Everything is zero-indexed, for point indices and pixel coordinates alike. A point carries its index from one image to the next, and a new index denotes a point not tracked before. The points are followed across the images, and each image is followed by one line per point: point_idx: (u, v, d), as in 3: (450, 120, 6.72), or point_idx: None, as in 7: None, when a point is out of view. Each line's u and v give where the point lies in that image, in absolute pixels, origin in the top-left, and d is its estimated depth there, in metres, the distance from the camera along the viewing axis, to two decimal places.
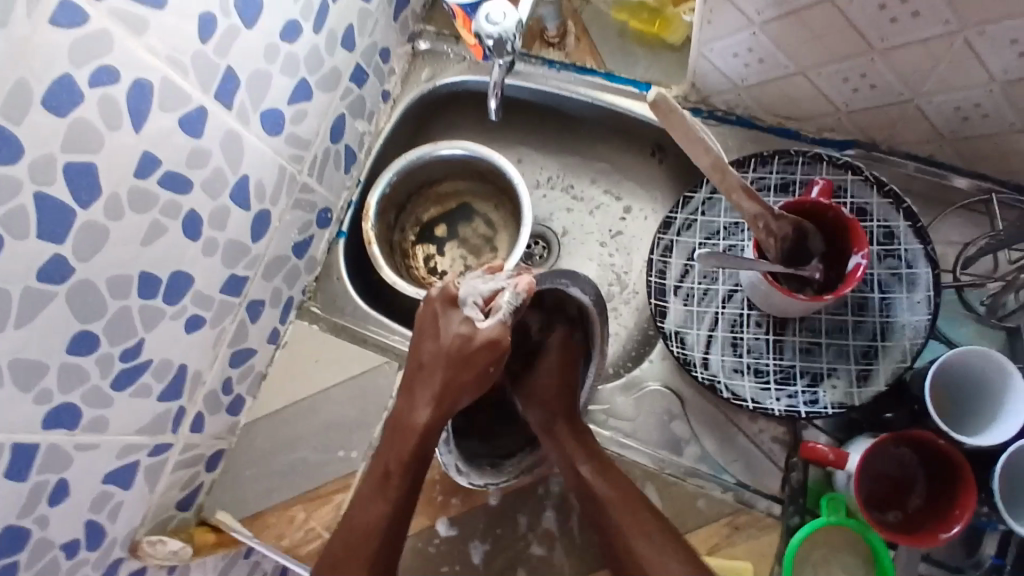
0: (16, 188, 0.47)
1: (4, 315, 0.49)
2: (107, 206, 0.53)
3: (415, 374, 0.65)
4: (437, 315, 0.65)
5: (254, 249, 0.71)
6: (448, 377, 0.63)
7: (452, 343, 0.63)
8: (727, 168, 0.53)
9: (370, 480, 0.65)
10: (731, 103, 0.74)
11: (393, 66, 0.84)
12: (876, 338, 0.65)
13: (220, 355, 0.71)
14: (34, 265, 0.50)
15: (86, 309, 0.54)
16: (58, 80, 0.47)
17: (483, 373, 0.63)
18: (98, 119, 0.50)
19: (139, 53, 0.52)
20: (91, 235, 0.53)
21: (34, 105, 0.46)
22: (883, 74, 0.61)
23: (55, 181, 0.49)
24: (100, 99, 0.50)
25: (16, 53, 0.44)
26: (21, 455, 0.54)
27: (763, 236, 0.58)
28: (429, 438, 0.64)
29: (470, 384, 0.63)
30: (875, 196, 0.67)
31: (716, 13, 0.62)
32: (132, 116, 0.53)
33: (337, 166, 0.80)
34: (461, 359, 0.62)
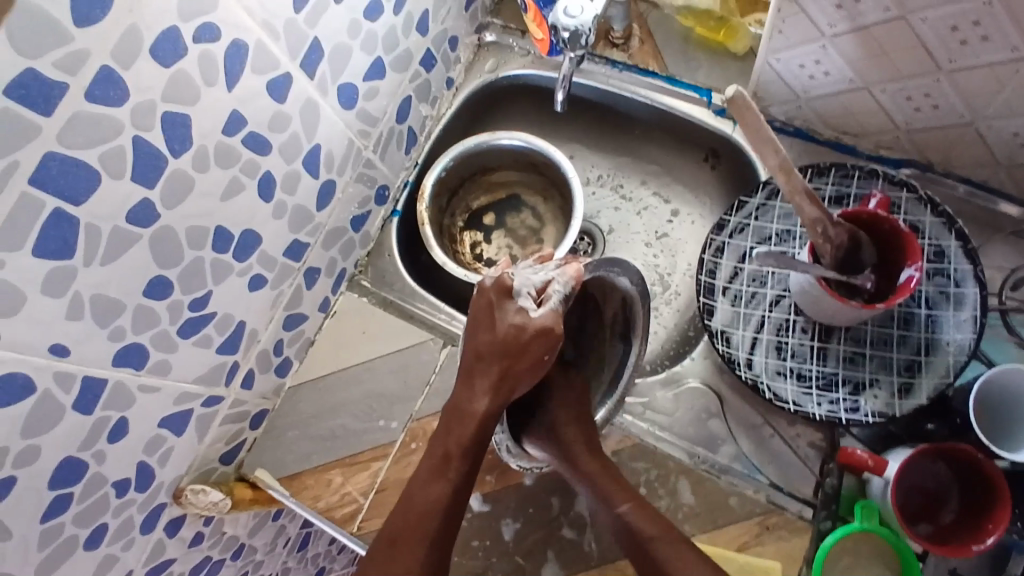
0: (118, 130, 0.49)
1: (93, 249, 0.51)
2: (195, 158, 0.56)
3: (471, 364, 0.66)
4: (493, 306, 0.66)
5: (317, 217, 0.73)
6: (505, 367, 0.65)
7: (507, 332, 0.64)
8: (792, 170, 0.54)
9: (428, 464, 0.65)
10: (790, 114, 0.76)
11: (459, 55, 0.87)
12: (920, 353, 0.66)
13: (275, 317, 0.74)
14: (125, 205, 0.52)
15: (164, 255, 0.57)
16: (166, 32, 0.50)
17: (537, 360, 0.65)
18: (196, 73, 0.53)
19: (239, 15, 0.54)
20: (178, 183, 0.55)
21: (143, 53, 0.49)
22: (948, 96, 0.62)
23: (153, 128, 0.52)
24: (200, 55, 0.53)
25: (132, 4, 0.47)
26: (90, 388, 0.56)
27: (819, 241, 0.59)
28: (486, 426, 0.66)
29: (523, 373, 0.65)
30: (929, 215, 0.68)
31: (788, 23, 0.63)
32: (226, 75, 0.55)
33: (399, 146, 0.83)
34: (516, 348, 0.64)
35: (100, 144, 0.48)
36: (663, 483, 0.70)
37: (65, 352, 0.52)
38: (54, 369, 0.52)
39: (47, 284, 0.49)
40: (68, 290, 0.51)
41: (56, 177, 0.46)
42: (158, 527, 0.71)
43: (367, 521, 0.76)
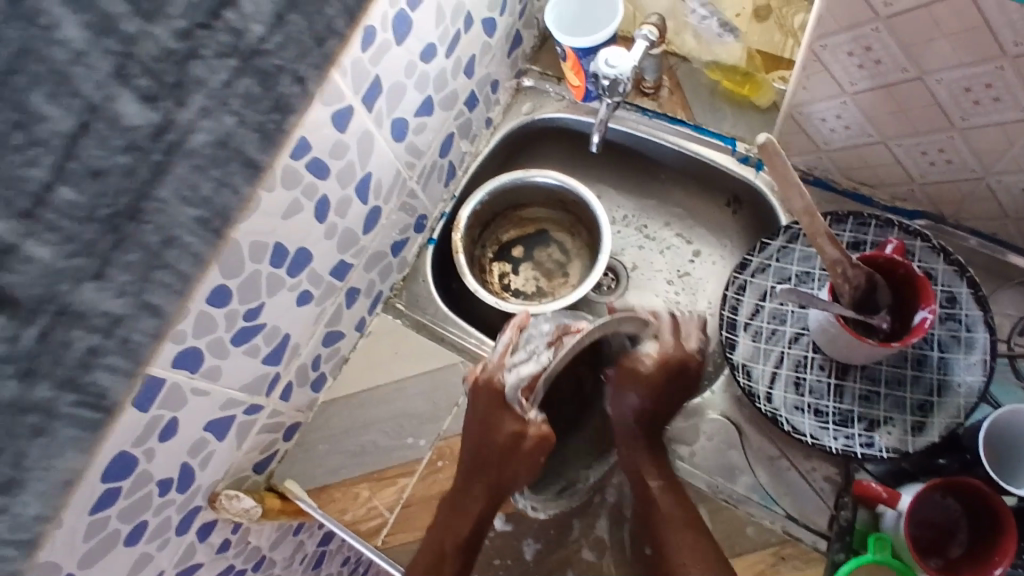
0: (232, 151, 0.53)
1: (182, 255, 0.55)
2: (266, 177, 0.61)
3: (471, 466, 0.71)
4: (494, 410, 0.69)
5: (363, 240, 0.78)
6: (501, 471, 0.69)
7: (506, 440, 0.68)
8: (816, 213, 0.58)
9: (424, 559, 0.70)
10: (811, 164, 0.80)
11: (499, 98, 0.92)
12: (932, 393, 0.69)
13: (317, 332, 0.78)
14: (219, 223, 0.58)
15: (229, 266, 0.61)
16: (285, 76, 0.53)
17: (533, 464, 0.68)
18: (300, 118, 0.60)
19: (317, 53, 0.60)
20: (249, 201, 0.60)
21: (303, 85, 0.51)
22: (960, 151, 0.67)
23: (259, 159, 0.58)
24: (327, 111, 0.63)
25: None
26: (150, 387, 0.59)
27: (838, 280, 0.63)
28: (481, 524, 0.71)
29: (517, 472, 0.69)
30: (941, 263, 0.72)
31: (812, 79, 0.68)
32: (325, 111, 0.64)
33: (439, 179, 0.88)
34: (517, 453, 0.68)
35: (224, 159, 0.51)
36: None
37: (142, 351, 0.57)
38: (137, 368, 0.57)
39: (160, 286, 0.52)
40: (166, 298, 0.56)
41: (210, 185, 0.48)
42: (192, 529, 0.74)
43: (391, 535, 0.79)
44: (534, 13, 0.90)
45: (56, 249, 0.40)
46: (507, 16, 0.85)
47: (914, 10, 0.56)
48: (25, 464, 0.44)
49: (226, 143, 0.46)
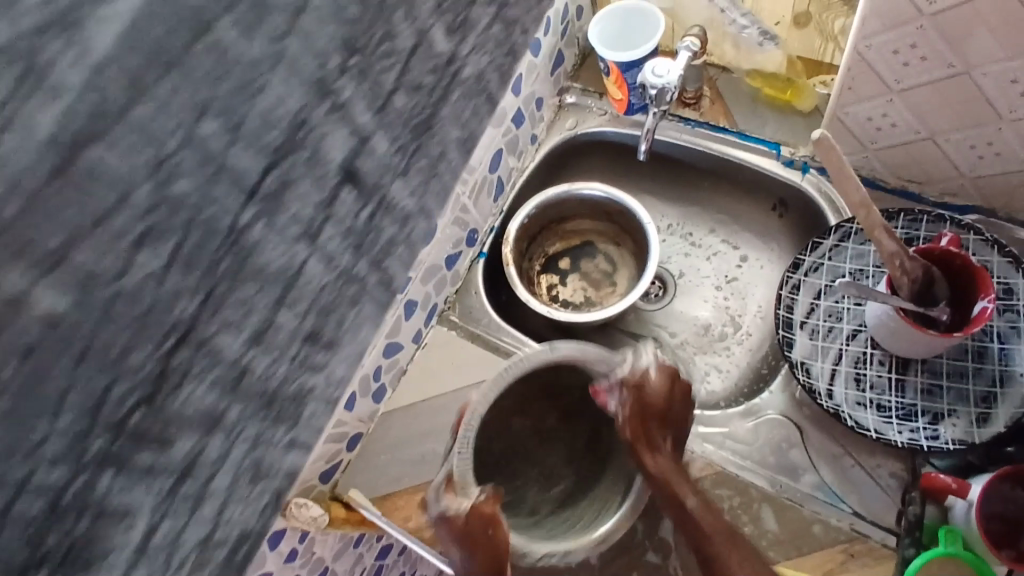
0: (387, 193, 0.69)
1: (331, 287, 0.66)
2: None
3: (446, 548, 0.65)
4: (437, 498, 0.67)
5: (421, 254, 0.81)
6: (476, 544, 0.63)
7: (456, 520, 0.64)
8: (871, 206, 0.59)
9: None
10: (858, 164, 0.81)
11: (544, 115, 0.95)
12: (995, 384, 0.68)
13: (378, 343, 0.80)
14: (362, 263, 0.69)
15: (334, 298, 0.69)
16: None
17: (490, 539, 0.63)
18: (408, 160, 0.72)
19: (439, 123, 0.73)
20: None
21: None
22: (1010, 143, 0.68)
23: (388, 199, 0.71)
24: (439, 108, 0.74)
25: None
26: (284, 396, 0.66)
27: (896, 273, 0.63)
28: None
29: (484, 543, 0.63)
30: (996, 255, 0.72)
31: (857, 79, 0.70)
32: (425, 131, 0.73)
33: (489, 194, 0.91)
34: (472, 526, 0.63)
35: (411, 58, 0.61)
36: (747, 511, 0.71)
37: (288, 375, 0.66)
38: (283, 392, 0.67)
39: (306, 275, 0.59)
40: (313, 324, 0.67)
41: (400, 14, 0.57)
42: (264, 537, 0.74)
43: None
44: (575, 33, 0.94)
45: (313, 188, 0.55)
46: (550, 36, 0.88)
47: (959, 5, 0.58)
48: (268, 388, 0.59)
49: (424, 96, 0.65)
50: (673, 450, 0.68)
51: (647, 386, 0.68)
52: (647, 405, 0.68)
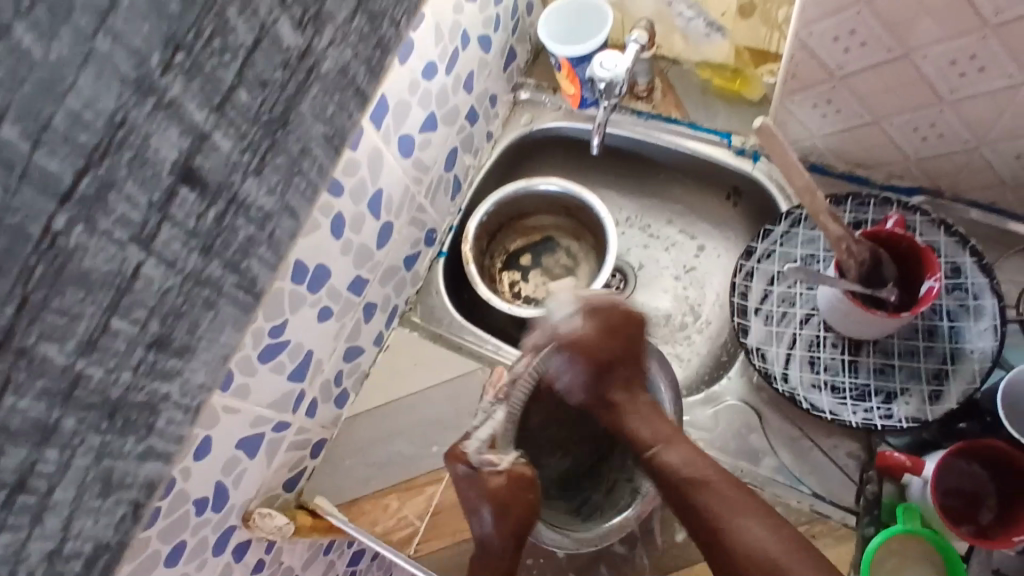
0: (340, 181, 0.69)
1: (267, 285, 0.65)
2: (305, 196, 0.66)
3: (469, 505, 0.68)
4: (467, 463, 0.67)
5: (377, 256, 0.80)
6: (510, 510, 0.66)
7: (495, 484, 0.66)
8: (815, 192, 0.61)
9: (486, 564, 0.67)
10: (807, 151, 0.83)
11: (498, 112, 0.95)
12: (946, 362, 0.70)
13: (338, 348, 0.79)
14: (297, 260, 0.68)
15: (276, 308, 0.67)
16: None
17: (527, 505, 0.66)
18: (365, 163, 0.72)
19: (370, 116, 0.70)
20: (310, 229, 0.68)
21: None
22: (951, 125, 0.69)
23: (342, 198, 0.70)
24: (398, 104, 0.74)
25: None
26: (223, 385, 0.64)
27: (844, 256, 0.65)
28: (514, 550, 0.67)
29: (520, 508, 0.66)
30: (943, 235, 0.74)
31: (800, 68, 0.71)
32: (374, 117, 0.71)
33: (446, 193, 0.90)
34: (512, 499, 0.66)
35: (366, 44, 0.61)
36: None
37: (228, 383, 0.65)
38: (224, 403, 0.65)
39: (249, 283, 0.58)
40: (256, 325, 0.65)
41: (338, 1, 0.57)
42: (228, 549, 0.73)
43: (423, 543, 0.81)
44: (526, 28, 0.94)
45: (233, 143, 0.50)
46: (501, 32, 0.88)
47: None
48: (199, 331, 0.54)
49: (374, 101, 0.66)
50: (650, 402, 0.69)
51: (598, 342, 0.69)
52: (611, 352, 0.69)
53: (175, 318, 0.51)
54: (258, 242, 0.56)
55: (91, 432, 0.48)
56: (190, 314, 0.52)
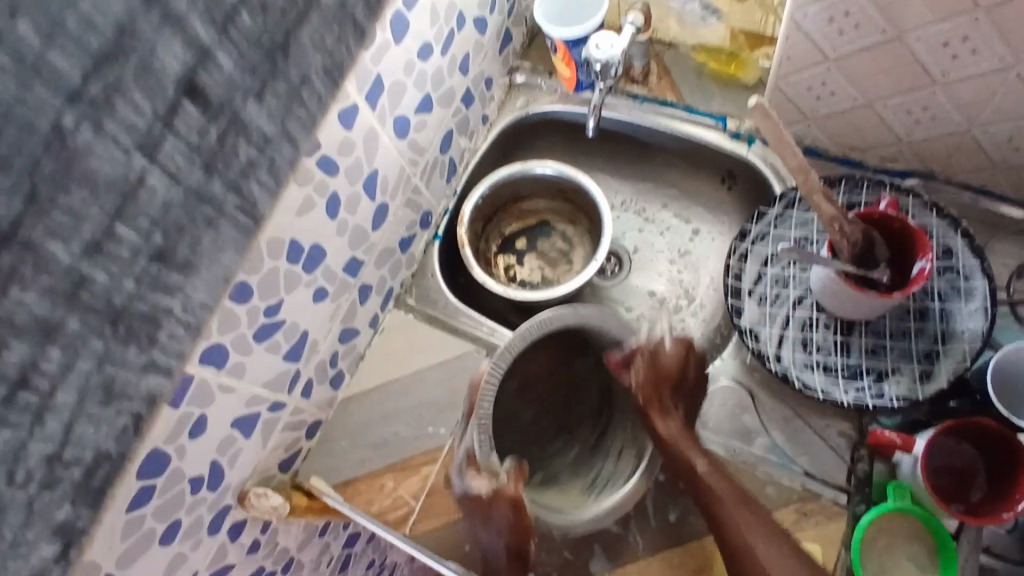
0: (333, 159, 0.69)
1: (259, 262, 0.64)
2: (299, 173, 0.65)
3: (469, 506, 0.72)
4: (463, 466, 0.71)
5: (372, 237, 0.80)
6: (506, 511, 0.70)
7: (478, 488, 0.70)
8: (809, 171, 0.61)
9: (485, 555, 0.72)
10: (801, 134, 0.83)
11: (494, 95, 0.95)
12: (937, 342, 0.71)
13: (334, 329, 0.80)
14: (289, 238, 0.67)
15: (270, 286, 0.67)
16: None
17: (517, 511, 0.69)
18: (361, 143, 0.72)
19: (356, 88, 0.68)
20: (306, 208, 0.68)
21: None
22: (943, 107, 0.70)
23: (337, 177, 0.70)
24: (393, 85, 0.74)
25: None
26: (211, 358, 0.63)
27: (837, 237, 0.65)
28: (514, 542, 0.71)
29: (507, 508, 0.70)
30: (934, 218, 0.75)
31: (795, 49, 0.72)
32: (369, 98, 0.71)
33: (441, 176, 0.90)
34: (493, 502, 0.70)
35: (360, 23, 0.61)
36: None
37: (223, 360, 0.65)
38: (219, 381, 0.65)
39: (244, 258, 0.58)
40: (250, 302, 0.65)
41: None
42: (223, 529, 0.74)
43: (419, 523, 0.81)
44: (521, 11, 0.93)
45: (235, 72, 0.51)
46: (496, 14, 0.88)
47: None
48: (201, 248, 0.54)
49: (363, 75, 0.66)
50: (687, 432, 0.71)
51: (664, 364, 0.73)
52: (669, 379, 0.73)
53: (178, 232, 0.52)
54: (259, 166, 0.56)
55: (88, 345, 0.48)
56: (191, 230, 0.52)
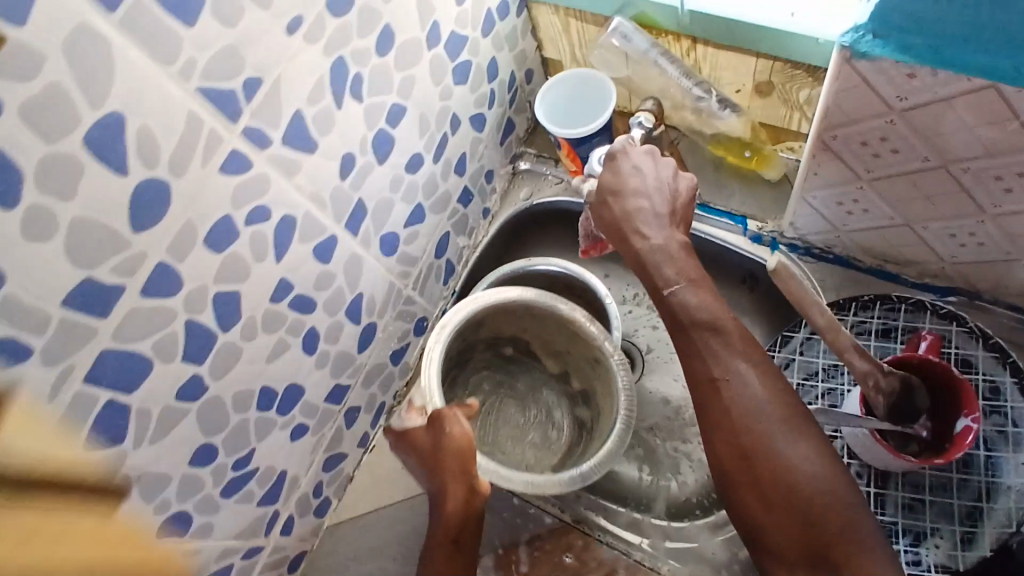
0: (310, 299, 0.63)
1: (221, 424, 0.60)
2: (267, 318, 0.59)
3: (433, 470, 0.65)
4: (426, 432, 0.67)
5: (358, 359, 0.74)
6: (456, 470, 0.64)
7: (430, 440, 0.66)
8: (840, 328, 0.53)
9: (445, 539, 0.62)
10: (829, 243, 0.75)
11: (494, 186, 0.88)
12: (981, 499, 0.63)
13: (316, 459, 0.74)
14: (253, 395, 0.61)
15: (234, 443, 0.62)
16: (335, 69, 0.56)
17: (459, 474, 0.64)
18: (342, 273, 0.66)
19: (320, 219, 0.60)
20: (279, 351, 0.62)
21: (326, 87, 0.55)
22: (993, 236, 0.61)
23: (315, 311, 0.64)
24: (377, 204, 0.67)
25: (288, 60, 0.51)
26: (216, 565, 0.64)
27: (870, 392, 0.58)
28: (467, 522, 0.62)
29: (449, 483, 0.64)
30: (981, 349, 0.66)
31: (823, 166, 0.64)
32: (351, 224, 0.64)
33: (437, 279, 0.84)
34: (442, 463, 0.64)
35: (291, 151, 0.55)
36: None
37: (188, 523, 0.61)
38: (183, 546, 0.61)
39: (232, 440, 0.62)
40: (214, 461, 0.61)
41: (263, 107, 0.51)
42: None
43: None
44: (526, 96, 0.86)
45: None
46: (496, 107, 0.81)
47: (930, 103, 0.51)
48: None
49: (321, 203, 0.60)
50: (744, 337, 0.57)
51: (624, 198, 0.65)
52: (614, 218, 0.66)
53: None
54: None
55: None
56: None
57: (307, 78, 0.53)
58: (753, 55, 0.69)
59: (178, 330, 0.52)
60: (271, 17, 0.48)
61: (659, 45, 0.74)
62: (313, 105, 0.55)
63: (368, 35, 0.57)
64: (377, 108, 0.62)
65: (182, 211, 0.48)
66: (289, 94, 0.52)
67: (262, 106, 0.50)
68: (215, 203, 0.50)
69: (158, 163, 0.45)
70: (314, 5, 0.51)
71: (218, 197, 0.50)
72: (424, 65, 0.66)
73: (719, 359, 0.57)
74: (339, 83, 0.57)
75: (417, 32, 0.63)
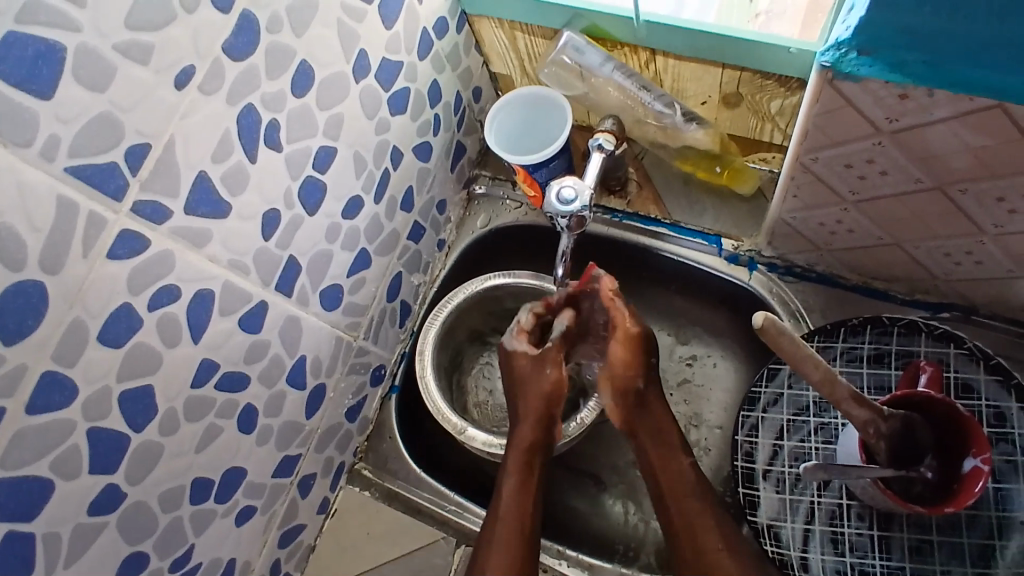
0: (241, 374, 0.56)
1: (148, 529, 0.53)
2: (189, 406, 0.52)
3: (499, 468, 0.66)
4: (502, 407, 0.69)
5: (307, 425, 0.67)
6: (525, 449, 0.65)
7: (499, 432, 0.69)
8: (837, 380, 0.46)
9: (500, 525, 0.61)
10: (812, 261, 0.70)
11: (448, 215, 0.81)
12: (993, 536, 0.59)
13: (269, 539, 0.67)
14: (184, 489, 0.54)
15: (167, 544, 0.55)
16: (242, 120, 0.48)
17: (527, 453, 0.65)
18: (279, 339, 0.58)
19: (246, 287, 0.53)
20: (208, 437, 0.55)
21: (235, 143, 0.48)
22: (994, 255, 0.56)
23: (247, 387, 0.57)
24: (315, 256, 0.60)
25: (175, 116, 0.43)
26: None
27: (870, 439, 0.52)
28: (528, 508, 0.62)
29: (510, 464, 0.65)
30: (982, 372, 0.61)
31: (802, 188, 0.58)
32: (282, 287, 0.57)
33: (393, 322, 0.76)
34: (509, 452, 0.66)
35: (196, 220, 0.47)
36: None
37: None
38: None
39: (162, 542, 0.54)
40: (144, 568, 0.54)
41: (154, 177, 0.43)
42: None
43: None
44: (474, 116, 0.79)
45: None
46: (443, 133, 0.74)
47: (924, 125, 0.45)
48: None
49: (244, 269, 0.52)
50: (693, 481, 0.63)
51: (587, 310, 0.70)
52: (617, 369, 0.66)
53: None
54: None
55: None
56: None
57: (207, 136, 0.46)
58: (718, 66, 0.63)
59: (81, 440, 0.45)
60: (152, 75, 0.41)
61: (614, 58, 0.68)
62: (220, 164, 0.48)
63: (279, 76, 0.50)
64: (302, 154, 0.55)
65: (66, 311, 0.41)
66: (188, 157, 0.45)
67: (152, 175, 0.43)
68: (106, 293, 0.43)
69: (27, 263, 0.38)
70: (207, 55, 0.44)
71: (110, 285, 0.43)
72: (353, 100, 0.58)
73: (685, 496, 0.61)
74: (249, 135, 0.49)
75: (342, 65, 0.55)
